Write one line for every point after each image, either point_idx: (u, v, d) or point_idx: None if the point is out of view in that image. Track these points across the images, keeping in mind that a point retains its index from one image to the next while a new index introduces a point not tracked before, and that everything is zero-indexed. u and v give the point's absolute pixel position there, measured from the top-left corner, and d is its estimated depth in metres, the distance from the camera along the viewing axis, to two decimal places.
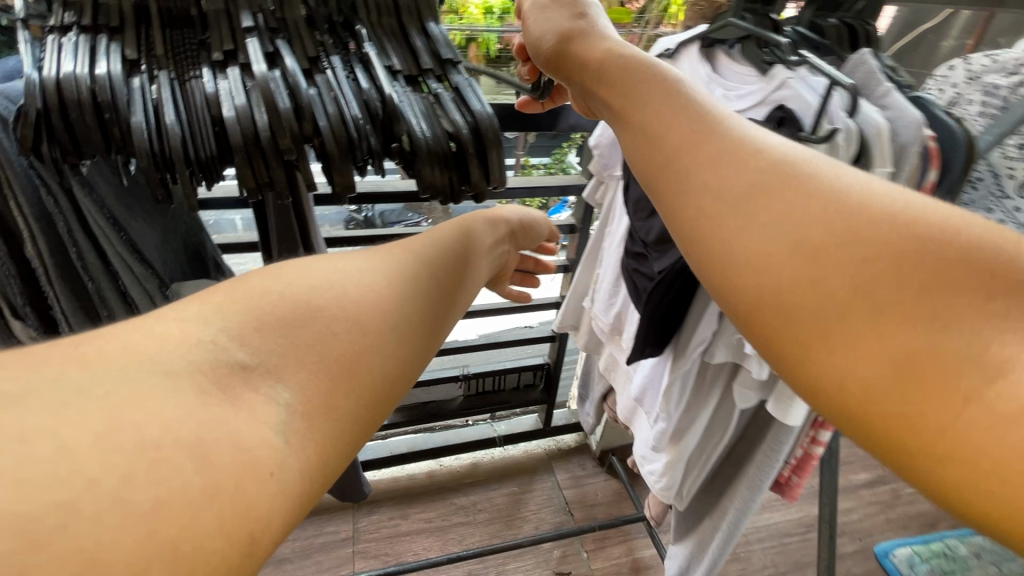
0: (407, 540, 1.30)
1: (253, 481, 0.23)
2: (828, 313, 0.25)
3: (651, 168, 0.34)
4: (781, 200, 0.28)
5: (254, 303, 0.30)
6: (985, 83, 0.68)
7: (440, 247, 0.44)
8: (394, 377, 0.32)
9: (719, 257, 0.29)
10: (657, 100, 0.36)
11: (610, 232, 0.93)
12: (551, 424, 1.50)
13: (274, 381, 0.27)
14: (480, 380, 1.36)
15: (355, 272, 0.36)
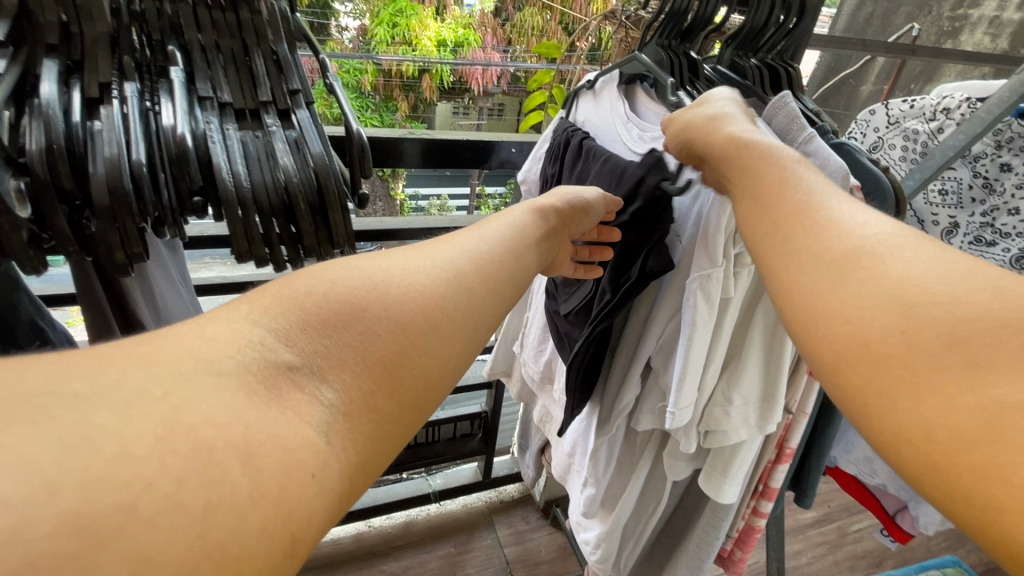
0: None
1: (297, 484, 0.22)
2: (922, 366, 0.26)
3: (759, 233, 0.39)
4: (868, 267, 0.31)
5: (301, 302, 0.29)
6: (905, 128, 0.72)
7: (478, 265, 0.39)
8: (435, 374, 0.32)
9: (814, 315, 0.32)
10: (771, 175, 0.40)
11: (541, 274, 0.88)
12: (492, 476, 1.40)
13: (317, 381, 0.26)
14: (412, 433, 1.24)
15: (399, 272, 0.34)
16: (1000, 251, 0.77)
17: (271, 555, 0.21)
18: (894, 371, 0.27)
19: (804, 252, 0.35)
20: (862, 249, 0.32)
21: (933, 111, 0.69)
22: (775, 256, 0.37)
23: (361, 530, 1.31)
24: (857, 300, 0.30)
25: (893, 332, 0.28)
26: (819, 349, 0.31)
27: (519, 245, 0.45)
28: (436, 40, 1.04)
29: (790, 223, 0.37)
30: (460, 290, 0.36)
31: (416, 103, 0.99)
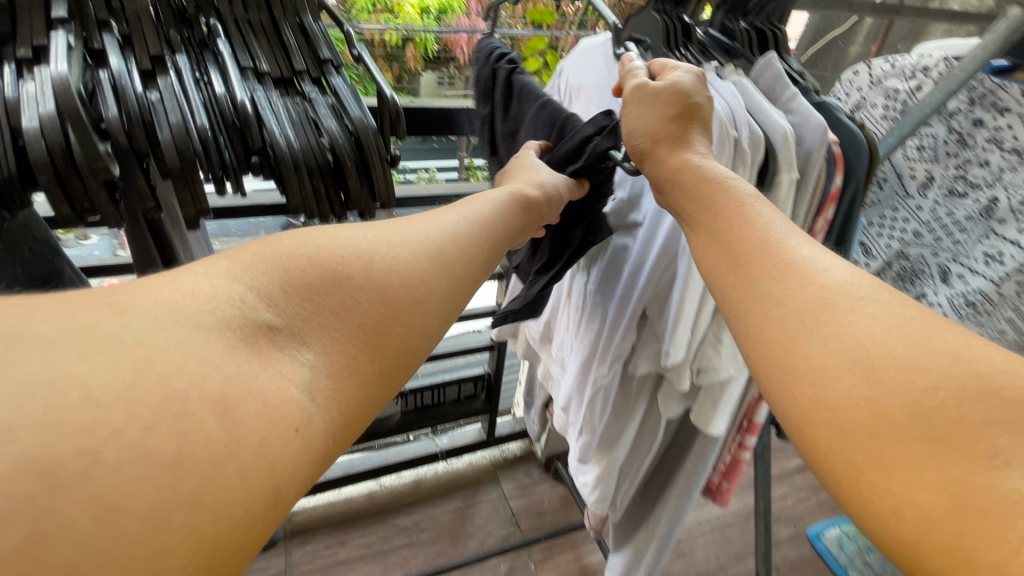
0: (346, 568, 1.22)
1: (277, 437, 0.24)
2: (888, 441, 0.29)
3: (723, 274, 0.42)
4: (833, 322, 0.34)
5: (283, 264, 0.29)
6: (887, 87, 0.72)
7: (466, 241, 0.41)
8: (413, 346, 0.33)
9: (789, 371, 0.34)
10: (729, 212, 0.44)
11: None
12: (495, 434, 1.46)
13: (299, 343, 0.28)
14: (417, 395, 1.29)
15: (383, 243, 0.35)
16: (970, 203, 0.78)
17: (252, 508, 0.22)
18: (861, 439, 0.30)
19: (768, 300, 0.38)
20: (824, 301, 0.35)
21: (913, 70, 0.70)
22: (746, 296, 0.40)
23: (373, 488, 1.39)
24: (824, 357, 0.33)
25: (858, 397, 0.30)
26: (789, 405, 0.34)
27: (496, 228, 0.46)
28: (419, 7, 1.00)
29: (755, 262, 0.40)
30: (439, 265, 0.37)
31: (400, 74, 0.99)
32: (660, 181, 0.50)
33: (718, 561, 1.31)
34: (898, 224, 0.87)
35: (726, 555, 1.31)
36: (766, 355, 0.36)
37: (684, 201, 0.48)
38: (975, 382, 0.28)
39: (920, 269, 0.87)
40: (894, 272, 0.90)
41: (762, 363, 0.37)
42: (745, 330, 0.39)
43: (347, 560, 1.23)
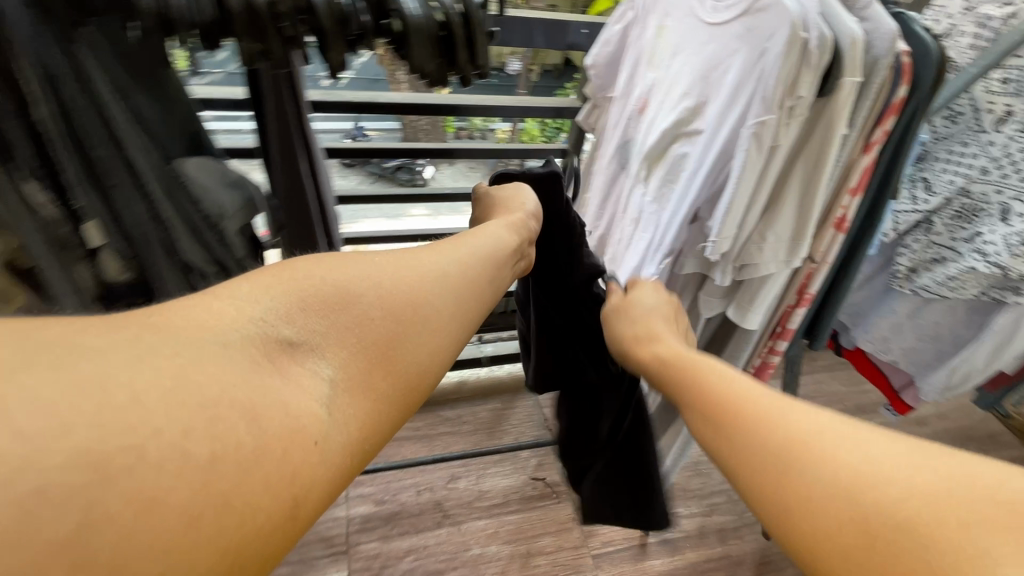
0: (395, 444, 1.39)
1: (300, 448, 0.25)
2: (878, 555, 0.27)
3: (707, 426, 0.41)
4: (807, 457, 0.33)
5: (298, 285, 0.32)
6: (979, 14, 0.70)
7: (468, 269, 0.43)
8: (426, 366, 0.35)
9: (784, 515, 0.32)
10: (707, 375, 0.44)
11: (600, 155, 0.94)
12: None
13: (317, 356, 0.30)
14: None
15: (391, 270, 0.37)
16: None
17: (271, 511, 0.23)
18: (861, 563, 0.27)
19: (755, 447, 0.36)
20: (793, 441, 0.34)
21: None
22: (734, 452, 0.37)
23: None
24: (818, 484, 0.31)
25: (844, 519, 0.29)
26: (803, 547, 0.31)
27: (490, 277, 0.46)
28: None
29: (732, 414, 0.39)
30: (442, 288, 0.39)
31: None
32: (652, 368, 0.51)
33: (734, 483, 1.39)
34: (965, 160, 0.80)
35: None
36: (769, 500, 0.34)
37: (674, 381, 0.47)
38: (948, 484, 0.28)
39: (980, 207, 0.80)
40: (952, 211, 0.82)
41: (765, 511, 0.34)
42: (745, 479, 0.36)
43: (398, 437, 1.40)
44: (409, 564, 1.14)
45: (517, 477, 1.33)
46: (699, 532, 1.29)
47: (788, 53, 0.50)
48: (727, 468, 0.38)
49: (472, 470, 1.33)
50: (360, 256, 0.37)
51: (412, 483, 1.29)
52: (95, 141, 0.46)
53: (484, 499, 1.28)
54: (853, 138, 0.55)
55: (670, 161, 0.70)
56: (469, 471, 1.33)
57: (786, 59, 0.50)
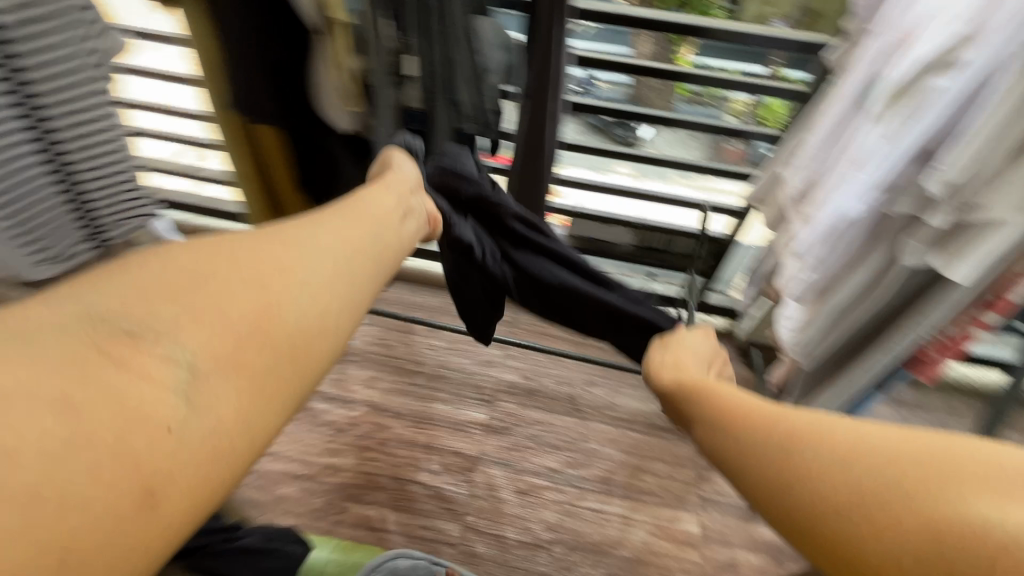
0: (551, 338, 1.54)
1: (149, 436, 0.31)
2: (867, 507, 0.32)
3: (715, 431, 0.44)
4: (811, 441, 0.36)
5: (144, 279, 0.37)
6: None
7: (344, 242, 0.50)
8: (304, 326, 0.42)
9: (781, 493, 0.36)
10: (720, 395, 0.48)
11: (837, 91, 0.87)
12: (705, 301, 1.55)
13: (171, 343, 0.35)
14: (653, 234, 1.46)
15: (247, 253, 0.43)
16: None
17: (114, 502, 0.28)
18: (852, 521, 0.32)
19: (758, 445, 0.39)
20: (794, 434, 0.38)
21: None
22: (739, 448, 0.40)
23: None
24: (815, 458, 0.35)
25: (840, 486, 0.33)
26: (797, 506, 0.34)
27: (360, 258, 0.51)
28: None
29: (741, 415, 0.43)
30: (321, 267, 0.46)
31: None
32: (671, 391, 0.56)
33: None
34: None
35: None
36: (771, 485, 0.36)
37: (694, 411, 0.50)
38: (929, 450, 0.33)
39: None
40: None
41: (764, 496, 0.37)
42: (742, 470, 0.39)
43: (554, 333, 1.56)
44: (535, 431, 1.32)
45: (649, 406, 1.38)
46: None
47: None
48: (724, 462, 0.41)
49: (610, 384, 1.42)
50: (219, 246, 0.42)
51: (555, 373, 1.44)
52: None
53: (613, 411, 1.37)
54: None
55: (925, 96, 0.62)
56: (607, 383, 1.43)
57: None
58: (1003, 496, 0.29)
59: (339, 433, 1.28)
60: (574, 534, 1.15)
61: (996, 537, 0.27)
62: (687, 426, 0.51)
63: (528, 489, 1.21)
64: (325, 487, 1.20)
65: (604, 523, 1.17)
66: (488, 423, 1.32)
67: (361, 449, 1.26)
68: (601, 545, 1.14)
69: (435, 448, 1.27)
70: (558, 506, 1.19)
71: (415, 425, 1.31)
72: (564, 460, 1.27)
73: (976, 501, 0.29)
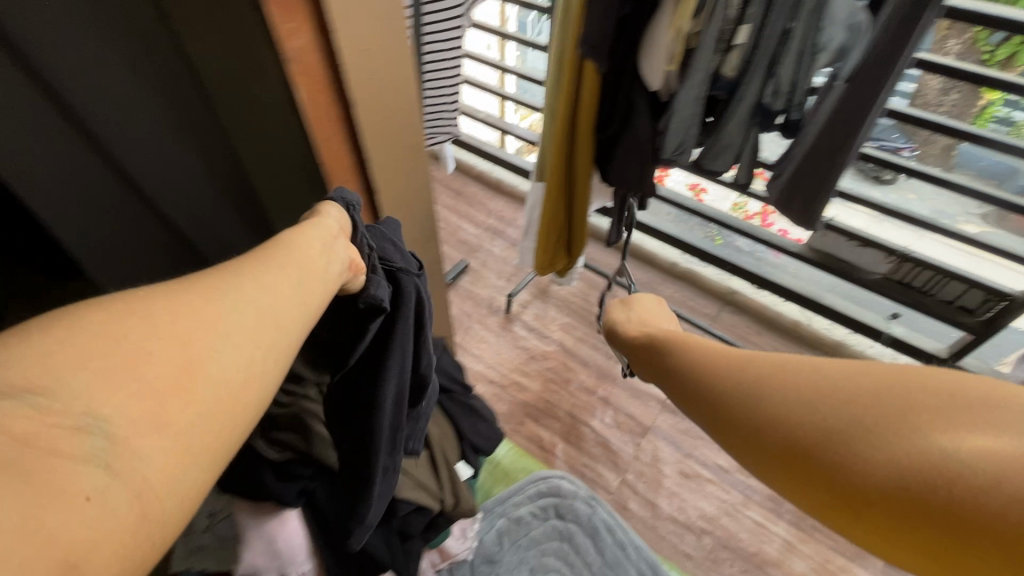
0: (752, 342, 1.49)
1: (64, 509, 0.22)
2: (841, 436, 0.30)
3: (694, 392, 0.38)
4: (783, 382, 0.33)
5: (45, 344, 0.25)
6: None
7: (289, 259, 0.37)
8: (240, 386, 0.30)
9: (759, 434, 0.33)
10: (696, 350, 0.40)
11: None
12: (958, 363, 1.32)
13: (86, 414, 0.24)
14: (915, 269, 1.28)
15: (166, 295, 0.30)
16: None
17: None
18: (830, 452, 0.30)
19: (738, 400, 0.35)
20: (768, 376, 0.34)
21: None
22: (716, 407, 0.36)
23: (801, 318, 1.54)
24: (792, 401, 0.32)
25: (818, 422, 0.31)
26: (775, 452, 0.33)
27: (317, 277, 0.38)
28: None
29: (712, 367, 0.38)
30: (264, 317, 0.32)
31: None
32: (642, 345, 0.45)
33: None
34: None
35: None
36: (749, 423, 0.34)
37: (671, 379, 0.41)
38: (897, 391, 0.30)
39: None
40: None
41: (749, 441, 0.34)
42: (722, 413, 0.36)
43: (757, 342, 1.49)
44: None
45: None
46: None
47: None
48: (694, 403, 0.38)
49: None
50: (132, 301, 0.29)
51: None
52: None
53: None
54: None
55: None
56: None
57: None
58: (970, 423, 0.27)
59: (531, 359, 1.44)
60: (728, 534, 1.13)
61: (968, 482, 0.25)
62: (661, 382, 0.43)
63: (691, 474, 1.21)
64: (511, 398, 1.36)
65: (763, 538, 1.12)
66: (666, 401, 1.34)
67: (547, 379, 1.39)
68: (754, 557, 1.10)
69: (612, 403, 1.34)
70: (718, 502, 1.17)
71: (598, 377, 1.39)
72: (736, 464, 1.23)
73: (939, 435, 0.27)
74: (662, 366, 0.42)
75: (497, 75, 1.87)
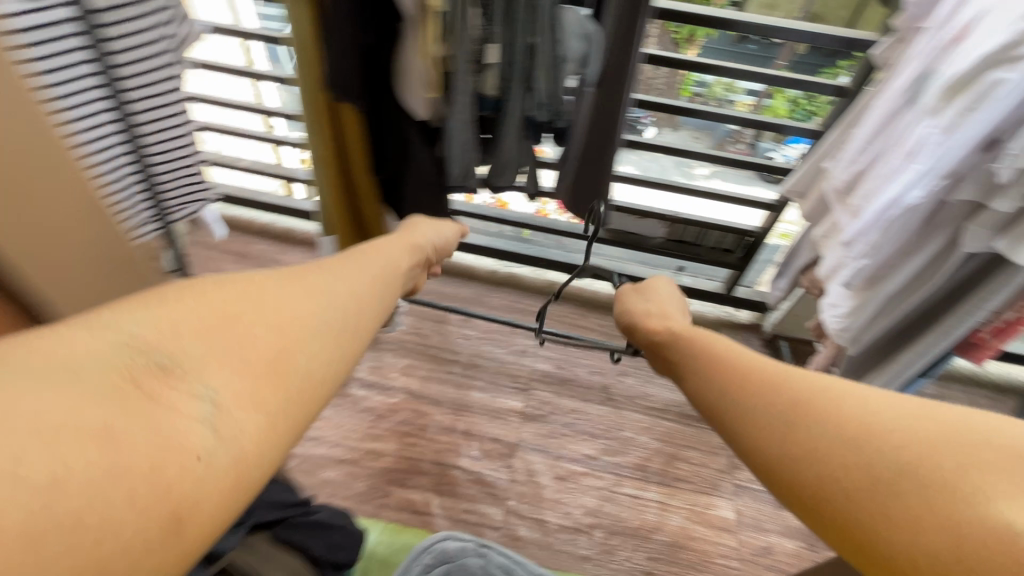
0: (583, 329, 1.56)
1: (176, 464, 0.28)
2: (869, 481, 0.31)
3: (718, 413, 0.41)
4: (814, 411, 0.35)
5: (183, 315, 0.34)
6: None
7: (337, 285, 0.46)
8: (318, 378, 0.39)
9: (787, 466, 0.34)
10: (707, 350, 0.47)
11: (891, 86, 0.90)
12: (733, 294, 1.58)
13: (203, 381, 0.32)
14: (685, 227, 1.50)
15: (283, 297, 0.41)
16: None
17: (145, 534, 0.26)
18: (865, 506, 0.30)
19: (761, 418, 0.37)
20: (801, 403, 0.36)
21: None
22: (741, 419, 0.38)
23: (613, 292, 1.67)
24: (820, 429, 0.34)
25: (849, 465, 0.32)
26: (794, 491, 0.34)
27: (356, 302, 0.46)
28: None
29: (740, 379, 0.41)
30: (340, 320, 0.43)
31: None
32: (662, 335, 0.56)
33: None
34: None
35: None
36: (772, 453, 0.35)
37: (684, 371, 0.48)
38: (945, 436, 0.31)
39: None
40: None
41: (769, 469, 0.35)
42: (747, 438, 0.37)
43: (584, 324, 1.57)
44: (571, 419, 1.34)
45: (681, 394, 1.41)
46: None
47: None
48: (723, 415, 0.40)
49: (643, 372, 1.45)
50: (248, 295, 0.39)
51: (588, 363, 1.47)
52: None
53: (646, 400, 1.40)
54: None
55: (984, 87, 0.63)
56: (641, 371, 1.46)
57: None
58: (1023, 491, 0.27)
59: (379, 419, 1.30)
60: (614, 518, 1.17)
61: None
62: (675, 376, 0.50)
63: (566, 475, 1.23)
64: (369, 470, 1.21)
65: (641, 509, 1.19)
66: (525, 411, 1.34)
67: (402, 434, 1.27)
68: (641, 530, 1.16)
69: (474, 435, 1.28)
70: (597, 491, 1.21)
71: (453, 412, 1.33)
72: (601, 447, 1.29)
73: (1003, 503, 0.27)
74: (673, 352, 0.52)
75: (243, 116, 1.59)
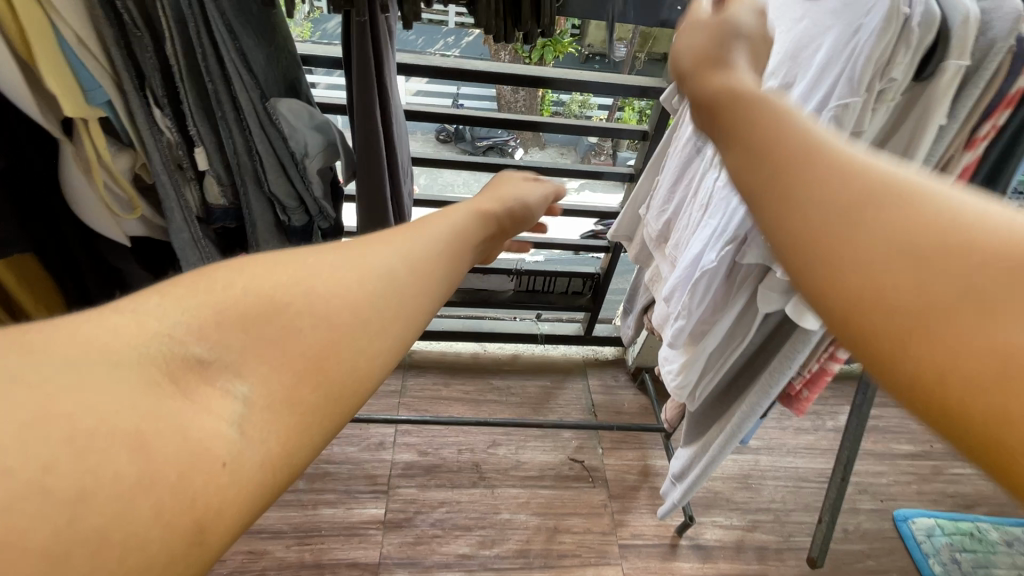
0: (445, 403, 1.42)
1: (202, 473, 0.19)
2: (921, 311, 0.19)
3: (744, 178, 0.28)
4: (880, 205, 0.22)
5: (222, 292, 0.25)
6: None
7: (409, 257, 0.33)
8: (363, 372, 0.27)
9: (815, 264, 0.23)
10: (753, 115, 0.29)
11: (678, 136, 0.90)
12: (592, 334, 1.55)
13: (235, 373, 0.23)
14: (531, 278, 1.44)
15: (340, 270, 0.29)
16: None
17: (170, 550, 0.18)
18: (920, 330, 0.19)
19: (797, 201, 0.24)
20: (865, 188, 0.23)
21: None
22: (763, 194, 0.26)
23: (475, 351, 1.56)
24: (880, 239, 0.21)
25: (901, 283, 0.20)
26: (831, 299, 0.22)
27: (426, 276, 0.33)
28: None
29: (785, 156, 0.26)
30: (395, 293, 0.30)
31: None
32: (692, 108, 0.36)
33: (782, 505, 1.31)
34: None
35: (795, 503, 1.31)
36: (797, 238, 0.24)
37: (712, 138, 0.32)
38: None
39: None
40: None
41: (797, 274, 0.24)
42: (773, 232, 0.25)
43: (446, 396, 1.43)
44: (441, 515, 1.19)
45: (555, 455, 1.33)
46: (736, 545, 1.22)
47: (886, 29, 0.43)
48: (751, 190, 0.27)
49: (513, 440, 1.34)
50: (295, 257, 0.29)
51: (454, 442, 1.33)
52: (213, 80, 0.53)
53: (520, 470, 1.29)
54: (953, 132, 0.47)
55: None
56: (510, 440, 1.35)
57: (881, 37, 0.44)
58: None
59: None
60: None
61: None
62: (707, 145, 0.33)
63: None
64: None
65: None
66: (386, 519, 1.17)
67: None
68: None
69: (326, 565, 1.09)
70: None
71: (299, 542, 1.12)
72: (476, 541, 1.15)
73: None
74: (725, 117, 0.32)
75: None
